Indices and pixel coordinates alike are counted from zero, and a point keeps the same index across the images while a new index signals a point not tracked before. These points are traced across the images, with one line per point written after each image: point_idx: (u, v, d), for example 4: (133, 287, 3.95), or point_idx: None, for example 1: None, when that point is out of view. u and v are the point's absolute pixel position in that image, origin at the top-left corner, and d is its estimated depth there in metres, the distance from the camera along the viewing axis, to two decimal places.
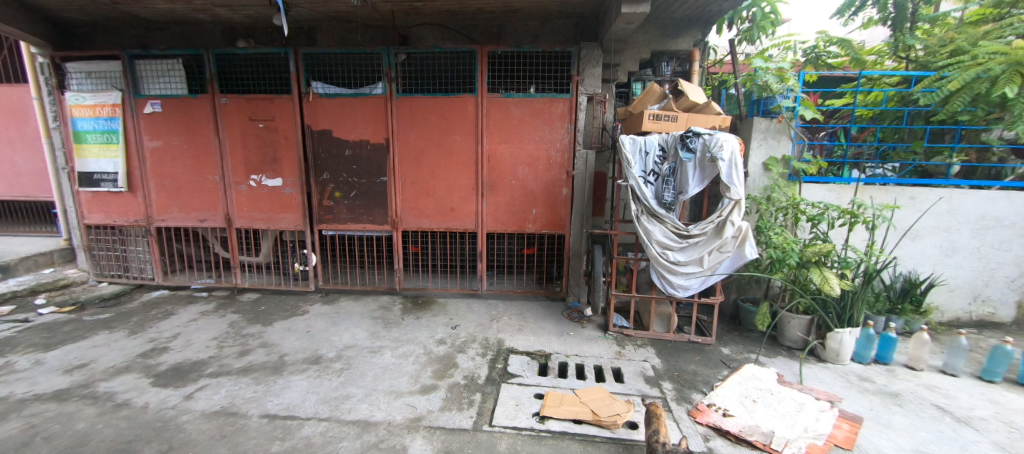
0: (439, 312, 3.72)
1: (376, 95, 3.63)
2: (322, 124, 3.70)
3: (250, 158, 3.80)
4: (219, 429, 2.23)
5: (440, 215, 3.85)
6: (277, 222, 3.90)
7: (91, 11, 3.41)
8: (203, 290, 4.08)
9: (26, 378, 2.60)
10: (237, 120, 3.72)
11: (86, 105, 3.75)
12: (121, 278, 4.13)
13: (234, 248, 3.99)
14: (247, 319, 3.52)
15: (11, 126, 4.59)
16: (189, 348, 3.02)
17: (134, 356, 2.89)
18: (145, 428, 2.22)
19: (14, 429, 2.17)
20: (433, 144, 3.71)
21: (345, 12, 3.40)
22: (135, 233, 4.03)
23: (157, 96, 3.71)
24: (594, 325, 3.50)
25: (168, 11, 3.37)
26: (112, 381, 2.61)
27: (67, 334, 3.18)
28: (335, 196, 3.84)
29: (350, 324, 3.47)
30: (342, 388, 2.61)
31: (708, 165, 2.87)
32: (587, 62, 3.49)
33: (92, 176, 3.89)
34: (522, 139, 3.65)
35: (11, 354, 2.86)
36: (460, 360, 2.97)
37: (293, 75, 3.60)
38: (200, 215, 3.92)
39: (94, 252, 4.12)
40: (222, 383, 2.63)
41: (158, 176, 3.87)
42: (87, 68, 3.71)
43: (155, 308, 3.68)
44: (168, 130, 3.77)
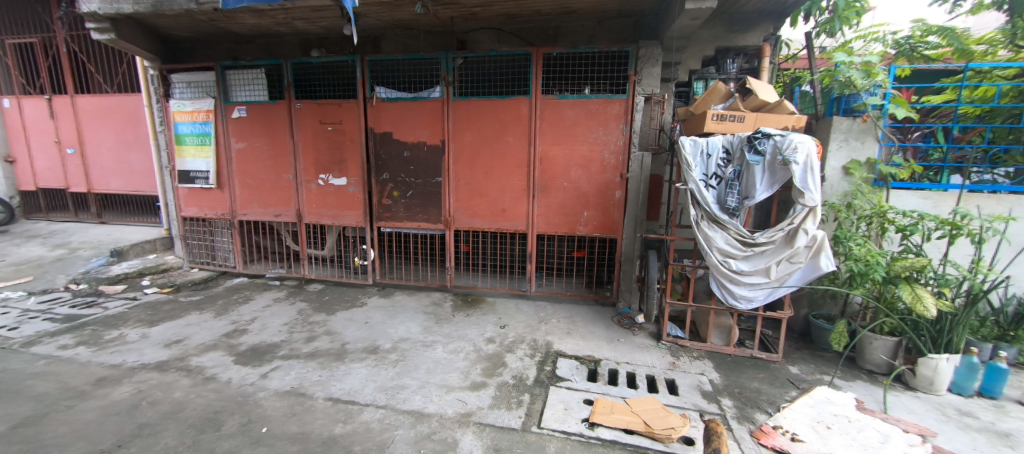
0: (489, 310, 3.79)
1: (434, 99, 3.77)
2: (384, 127, 3.91)
3: (320, 158, 4.09)
4: (290, 407, 2.42)
5: (492, 215, 3.91)
6: (341, 218, 4.16)
7: (194, 28, 3.85)
8: (276, 279, 4.46)
9: (136, 349, 3.00)
10: (309, 123, 4.03)
11: (186, 111, 4.25)
12: (209, 264, 4.63)
13: (304, 242, 4.32)
14: (313, 307, 3.80)
15: (128, 130, 5.31)
16: (264, 331, 3.32)
17: (219, 336, 3.23)
18: (229, 401, 2.46)
19: (126, 393, 2.50)
20: (487, 146, 3.78)
21: (409, 20, 3.56)
22: (221, 225, 4.49)
23: (243, 103, 4.12)
24: (646, 333, 3.38)
25: (255, 25, 3.73)
26: (202, 357, 2.93)
27: (166, 312, 3.61)
28: (393, 195, 4.04)
29: (405, 317, 3.62)
30: (398, 379, 2.73)
31: (779, 168, 2.66)
32: (646, 61, 3.37)
33: (188, 174, 4.39)
34: (576, 141, 3.61)
35: (124, 327, 3.31)
36: (509, 359, 2.99)
37: (359, 81, 3.84)
38: (276, 211, 4.29)
39: (188, 242, 4.65)
40: (292, 366, 2.85)
41: (242, 175, 4.29)
42: (187, 79, 4.19)
43: (236, 293, 4.09)
44: (251, 133, 4.17)
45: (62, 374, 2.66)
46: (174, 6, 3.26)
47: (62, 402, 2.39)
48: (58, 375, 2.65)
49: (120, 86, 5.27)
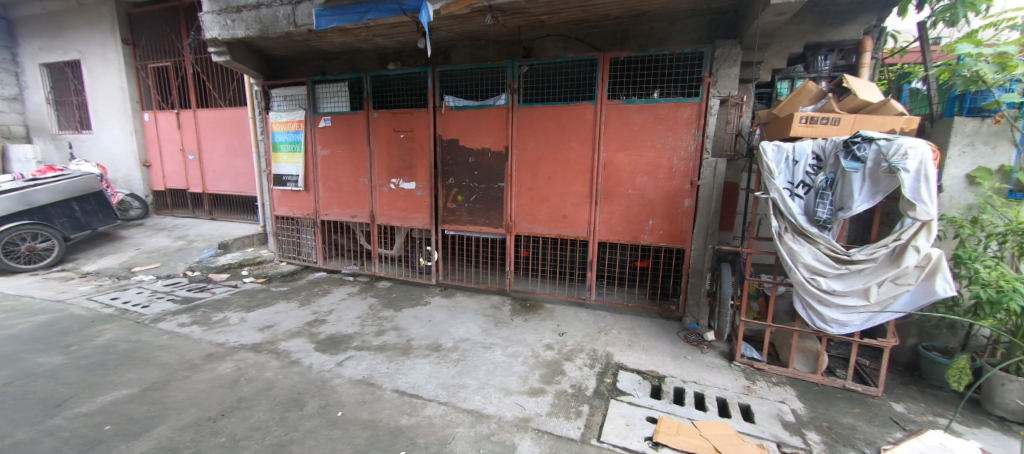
0: (547, 317, 3.77)
1: (499, 106, 3.87)
2: (451, 134, 4.08)
3: (392, 164, 4.37)
4: (362, 395, 2.59)
5: (553, 221, 3.89)
6: (410, 220, 4.40)
7: (291, 48, 4.33)
8: (350, 275, 4.83)
9: (236, 331, 3.41)
10: (384, 131, 4.33)
11: (282, 121, 4.78)
12: (295, 259, 5.14)
13: (376, 241, 4.64)
14: (383, 303, 4.05)
15: (236, 138, 6.10)
16: (340, 322, 3.60)
17: (302, 324, 3.56)
18: (310, 384, 2.69)
19: (228, 369, 2.85)
20: (550, 152, 3.79)
21: (478, 31, 3.69)
22: (306, 224, 4.96)
23: (329, 113, 4.54)
24: (716, 352, 3.14)
25: (342, 43, 4.11)
26: (288, 342, 3.24)
27: (260, 300, 4.07)
28: (458, 199, 4.19)
29: (466, 318, 3.72)
30: (459, 377, 2.81)
31: (884, 176, 2.35)
32: (723, 61, 3.18)
33: (282, 177, 4.92)
34: (642, 146, 3.49)
35: (227, 311, 3.78)
36: (568, 368, 2.95)
37: (430, 90, 4.05)
38: (353, 212, 4.65)
39: (278, 238, 5.18)
40: (363, 356, 3.06)
41: (326, 178, 4.71)
42: (284, 93, 4.72)
43: (317, 285, 4.50)
44: (334, 141, 4.58)
45: (181, 348, 3.10)
46: (277, 29, 3.71)
47: (180, 371, 2.79)
48: (178, 348, 3.09)
49: (231, 100, 6.07)
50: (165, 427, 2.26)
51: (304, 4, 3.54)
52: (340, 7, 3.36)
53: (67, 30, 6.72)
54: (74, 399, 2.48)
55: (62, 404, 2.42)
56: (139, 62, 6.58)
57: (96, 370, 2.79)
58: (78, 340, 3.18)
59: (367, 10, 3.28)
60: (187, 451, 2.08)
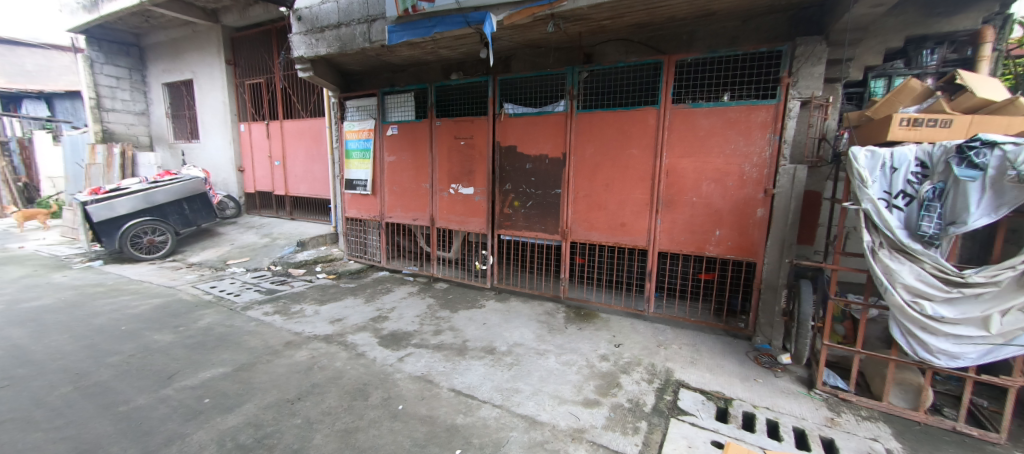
0: (602, 326, 3.67)
1: (558, 112, 3.88)
2: (509, 140, 4.16)
3: (452, 170, 4.54)
4: (421, 391, 2.70)
5: (611, 229, 3.80)
6: (467, 224, 4.53)
7: (365, 63, 4.68)
8: (410, 275, 5.08)
9: (311, 322, 3.71)
10: (446, 139, 4.52)
11: (355, 130, 5.17)
12: (361, 258, 5.50)
13: (435, 244, 4.84)
14: (440, 303, 4.20)
15: (315, 146, 6.69)
16: (401, 320, 3.79)
17: (367, 319, 3.79)
18: (373, 377, 2.85)
19: (304, 356, 3.11)
20: (609, 158, 3.72)
21: (539, 40, 3.73)
22: (372, 225, 5.30)
23: (396, 122, 4.83)
24: (792, 377, 2.86)
25: (410, 57, 4.35)
26: (355, 335, 3.47)
27: (332, 294, 4.41)
28: (514, 205, 4.24)
29: (520, 323, 3.74)
30: (513, 381, 2.83)
31: (1010, 187, 2.02)
32: (804, 60, 2.93)
33: (353, 182, 5.31)
34: (708, 153, 3.31)
35: (304, 303, 4.14)
36: (624, 381, 2.85)
37: (491, 99, 4.17)
38: (414, 215, 4.89)
39: (347, 237, 5.58)
40: (422, 354, 3.18)
41: (391, 183, 5.01)
42: (358, 104, 5.10)
43: (381, 284, 4.78)
44: (400, 148, 4.86)
45: (265, 334, 3.45)
46: (353, 46, 4.03)
47: (265, 356, 3.10)
48: (262, 335, 3.44)
49: (312, 112, 6.67)
50: (252, 405, 2.52)
51: (378, 22, 3.83)
52: (410, 23, 3.59)
53: (184, 54, 7.84)
54: (181, 373, 2.85)
55: (172, 377, 2.79)
56: (238, 79, 7.47)
57: (198, 349, 3.18)
58: (185, 322, 3.66)
59: (434, 24, 3.46)
60: (269, 428, 2.30)
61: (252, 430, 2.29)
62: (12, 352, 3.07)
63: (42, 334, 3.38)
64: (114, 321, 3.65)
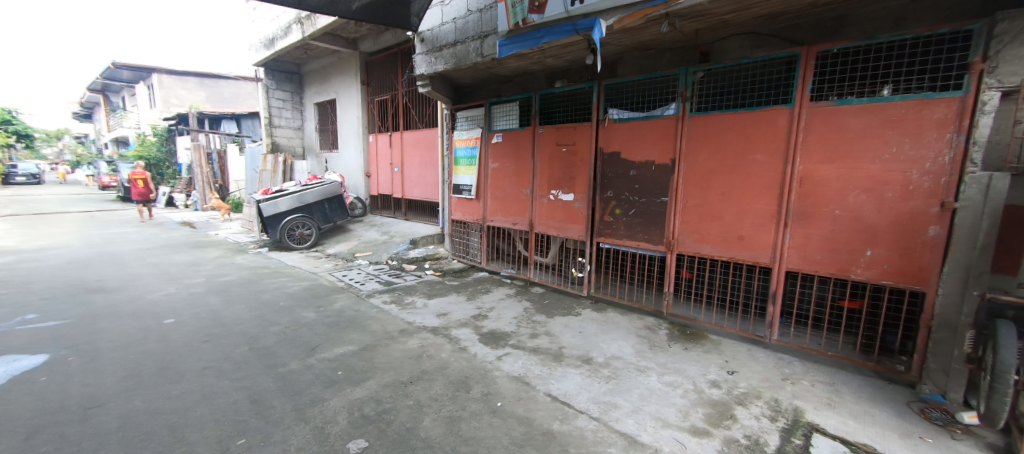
0: (712, 349, 3.33)
1: (667, 116, 3.68)
2: (613, 146, 4.07)
3: (553, 176, 4.60)
4: (519, 392, 2.76)
5: (726, 242, 3.45)
6: (566, 231, 4.54)
7: (476, 76, 5.01)
8: (508, 278, 5.26)
9: (421, 314, 4.08)
10: (549, 145, 4.61)
11: (464, 138, 5.58)
12: (463, 258, 5.87)
13: (533, 248, 4.95)
14: (536, 307, 4.27)
15: (428, 154, 7.40)
16: (500, 319, 3.95)
17: (469, 316, 4.03)
18: (475, 371, 3.01)
19: (415, 344, 3.42)
20: (727, 164, 3.38)
21: (650, 41, 3.58)
22: (474, 227, 5.63)
23: (502, 130, 5.08)
24: (979, 443, 2.21)
25: (517, 68, 4.53)
26: (458, 330, 3.72)
27: (438, 290, 4.80)
28: (616, 212, 4.12)
29: (618, 335, 3.60)
30: (611, 396, 2.72)
31: None
32: (1009, 39, 2.28)
33: (460, 187, 5.72)
34: (857, 158, 2.80)
35: (415, 295, 4.58)
36: (740, 414, 2.52)
37: (595, 105, 4.15)
38: (514, 220, 5.06)
39: (452, 238, 6.00)
40: (520, 355, 3.26)
41: (493, 188, 5.27)
42: (467, 114, 5.50)
43: (481, 284, 5.05)
44: (503, 155, 5.10)
45: (384, 320, 3.90)
46: (467, 61, 4.36)
47: (384, 339, 3.49)
48: (382, 321, 3.89)
49: (427, 123, 7.38)
50: (374, 382, 2.85)
51: (490, 37, 4.09)
52: (519, 36, 3.74)
53: (331, 78, 9.34)
54: (321, 346, 3.36)
55: (314, 348, 3.32)
56: (370, 97, 8.63)
57: (334, 327, 3.73)
58: (324, 303, 4.33)
59: (543, 35, 3.53)
60: (388, 404, 2.58)
61: (374, 404, 2.58)
62: (211, 314, 3.99)
63: (229, 303, 4.31)
64: (275, 297, 4.50)
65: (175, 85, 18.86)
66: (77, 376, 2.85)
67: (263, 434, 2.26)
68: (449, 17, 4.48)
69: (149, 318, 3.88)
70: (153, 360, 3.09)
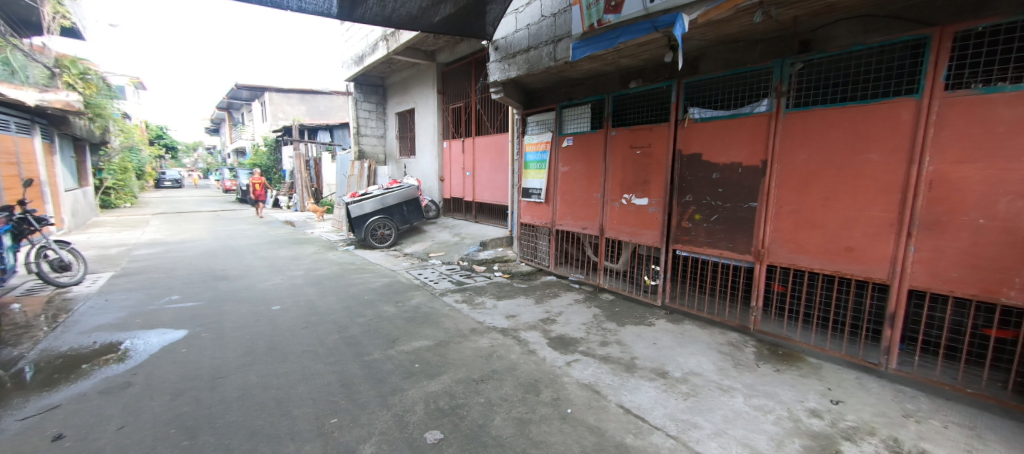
0: (810, 373, 2.95)
1: (758, 114, 3.38)
2: (693, 148, 3.84)
3: (626, 179, 4.46)
4: (590, 400, 2.68)
5: (829, 253, 3.07)
6: (638, 236, 4.38)
7: (548, 81, 5.05)
8: (576, 283, 5.18)
9: (491, 314, 4.18)
10: (622, 148, 4.48)
11: (534, 142, 5.64)
12: (530, 261, 5.91)
13: (603, 254, 4.84)
14: (606, 314, 4.16)
15: (499, 158, 7.60)
16: (569, 325, 3.91)
17: (538, 319, 4.04)
18: (544, 375, 3.00)
19: (486, 344, 3.51)
20: (832, 165, 3.00)
21: (738, 33, 3.31)
22: (543, 231, 5.65)
23: (573, 133, 5.05)
24: None
25: (590, 70, 4.46)
26: (527, 332, 3.75)
27: (507, 291, 4.89)
28: (695, 218, 3.88)
29: (697, 350, 3.35)
30: (690, 414, 2.52)
31: None
32: None
33: (529, 190, 5.79)
34: (1013, 157, 2.29)
35: (485, 296, 4.71)
36: (848, 450, 2.15)
37: (674, 104, 3.95)
38: (584, 224, 4.99)
39: (520, 241, 6.07)
40: (589, 363, 3.18)
41: (563, 192, 5.25)
42: (538, 118, 5.55)
43: (549, 287, 5.04)
44: (574, 159, 5.05)
45: (456, 318, 4.06)
46: (540, 66, 4.40)
47: (457, 337, 3.63)
48: (455, 318, 4.06)
49: (498, 128, 7.59)
50: (448, 377, 2.97)
51: (564, 41, 4.10)
52: (594, 37, 3.67)
53: (410, 89, 10.04)
54: (400, 339, 3.59)
55: (394, 341, 3.56)
56: (445, 105, 9.10)
57: (411, 322, 3.97)
58: (402, 299, 4.63)
59: (619, 35, 3.42)
60: (460, 400, 2.67)
61: (447, 399, 2.69)
62: (309, 304, 4.49)
63: (323, 294, 4.80)
64: (360, 291, 4.92)
65: (281, 101, 21.56)
66: (207, 350, 3.38)
67: (352, 416, 2.48)
68: (524, 24, 4.60)
69: (260, 304, 4.47)
70: (263, 341, 3.55)
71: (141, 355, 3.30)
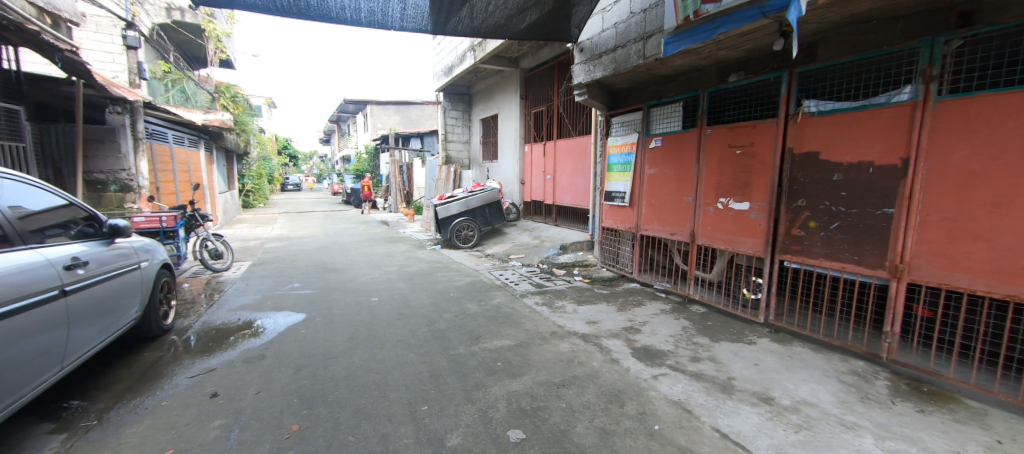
0: (971, 420, 2.37)
1: (896, 104, 2.86)
2: (808, 146, 3.38)
3: (723, 182, 4.11)
4: (680, 420, 2.47)
5: (999, 273, 2.45)
6: (736, 244, 3.99)
7: (634, 80, 4.85)
8: (662, 292, 4.88)
9: (571, 319, 4.14)
10: (718, 148, 4.13)
11: (619, 144, 5.48)
12: (612, 267, 5.71)
13: (693, 262, 4.51)
14: (697, 328, 3.84)
15: (580, 161, 7.52)
16: (655, 336, 3.69)
17: (621, 327, 3.89)
18: (628, 387, 2.86)
19: (566, 348, 3.48)
20: (1006, 163, 2.40)
21: (870, 11, 2.84)
22: (626, 236, 5.43)
23: (661, 134, 4.80)
24: None
25: (683, 66, 4.18)
26: (609, 340, 3.63)
27: (588, 296, 4.80)
28: (809, 225, 3.42)
29: (810, 377, 2.92)
30: (803, 448, 2.17)
31: None
32: None
33: (612, 194, 5.62)
34: None
35: (565, 300, 4.68)
36: None
37: (784, 97, 3.53)
38: (672, 229, 4.71)
39: (601, 246, 5.91)
40: (679, 378, 2.96)
41: (649, 195, 5.00)
42: (623, 119, 5.38)
43: (632, 295, 4.83)
44: (662, 160, 4.79)
45: (536, 320, 4.10)
46: (628, 65, 4.26)
47: (537, 339, 3.66)
48: (535, 320, 4.10)
49: (580, 131, 7.52)
50: (529, 378, 3.01)
51: (654, 37, 3.92)
52: (688, 30, 3.44)
53: (494, 96, 10.45)
54: (483, 337, 3.73)
55: (477, 338, 3.71)
56: (527, 109, 9.28)
57: (494, 321, 4.10)
58: (485, 298, 4.81)
59: (719, 25, 3.17)
60: (542, 402, 2.67)
61: (528, 400, 2.71)
62: (402, 297, 4.90)
63: (414, 289, 5.20)
64: (447, 288, 5.23)
65: (380, 113, 23.89)
66: (321, 333, 3.87)
67: (440, 406, 2.63)
68: (611, 23, 4.49)
69: (362, 295, 4.99)
70: (365, 328, 3.95)
71: (271, 332, 3.90)
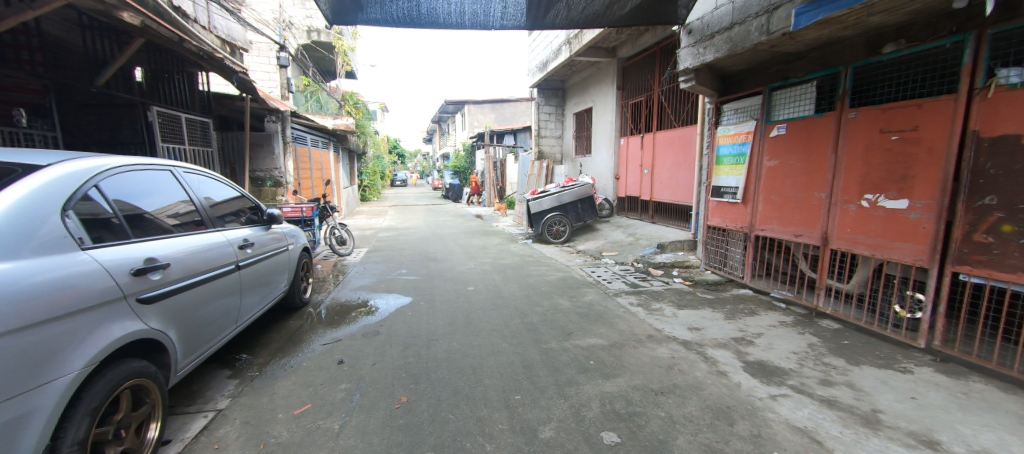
0: None
1: None
2: (1004, 127, 2.61)
3: (871, 175, 3.44)
4: (805, 449, 2.13)
5: None
6: (887, 251, 3.31)
7: (753, 61, 4.30)
8: (781, 301, 4.28)
9: (670, 323, 3.87)
10: (865, 134, 3.46)
11: (730, 134, 4.94)
12: (719, 270, 5.19)
13: (825, 270, 3.88)
14: (828, 346, 3.28)
15: (683, 153, 6.96)
16: (772, 350, 3.26)
17: (729, 338, 3.51)
18: (737, 404, 2.57)
19: (665, 354, 3.27)
20: None
21: None
22: (737, 236, 4.89)
23: (786, 120, 4.20)
24: None
25: (818, 39, 3.56)
26: (715, 350, 3.31)
27: (688, 300, 4.43)
28: (1002, 230, 2.64)
29: (996, 423, 2.28)
30: None
31: None
32: None
33: (721, 189, 5.10)
34: None
35: (663, 303, 4.39)
36: None
37: (967, 68, 2.79)
38: (798, 230, 4.11)
39: (707, 246, 5.40)
40: (803, 402, 2.57)
41: (768, 191, 4.43)
42: (737, 106, 4.83)
43: (743, 303, 4.32)
44: (787, 151, 4.19)
45: (631, 321, 3.93)
46: (747, 43, 3.79)
47: (632, 341, 3.50)
48: (629, 321, 3.93)
49: (684, 121, 6.96)
50: (624, 380, 2.89)
51: (783, 7, 3.41)
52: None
53: (589, 89, 10.23)
54: (575, 333, 3.70)
55: (568, 334, 3.69)
56: (624, 101, 8.89)
57: (586, 318, 4.04)
58: (576, 295, 4.76)
59: None
60: (638, 408, 2.55)
61: (623, 403, 2.61)
62: (496, 288, 5.11)
63: (507, 281, 5.39)
64: (538, 282, 5.31)
65: (476, 112, 25.15)
66: (425, 316, 4.24)
67: (533, 397, 2.68)
68: None
69: (459, 284, 5.33)
70: (462, 315, 4.21)
71: (384, 312, 4.40)
